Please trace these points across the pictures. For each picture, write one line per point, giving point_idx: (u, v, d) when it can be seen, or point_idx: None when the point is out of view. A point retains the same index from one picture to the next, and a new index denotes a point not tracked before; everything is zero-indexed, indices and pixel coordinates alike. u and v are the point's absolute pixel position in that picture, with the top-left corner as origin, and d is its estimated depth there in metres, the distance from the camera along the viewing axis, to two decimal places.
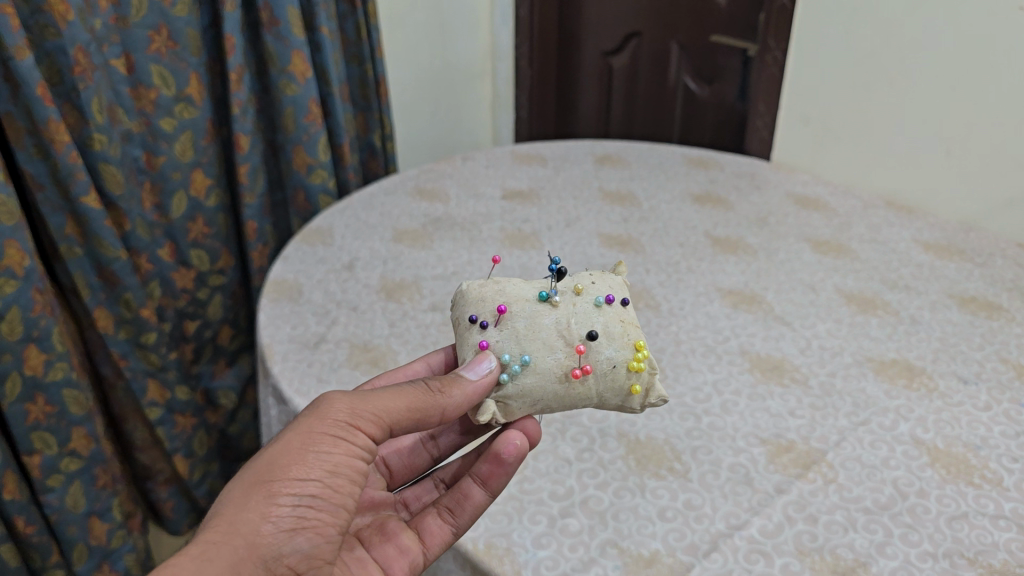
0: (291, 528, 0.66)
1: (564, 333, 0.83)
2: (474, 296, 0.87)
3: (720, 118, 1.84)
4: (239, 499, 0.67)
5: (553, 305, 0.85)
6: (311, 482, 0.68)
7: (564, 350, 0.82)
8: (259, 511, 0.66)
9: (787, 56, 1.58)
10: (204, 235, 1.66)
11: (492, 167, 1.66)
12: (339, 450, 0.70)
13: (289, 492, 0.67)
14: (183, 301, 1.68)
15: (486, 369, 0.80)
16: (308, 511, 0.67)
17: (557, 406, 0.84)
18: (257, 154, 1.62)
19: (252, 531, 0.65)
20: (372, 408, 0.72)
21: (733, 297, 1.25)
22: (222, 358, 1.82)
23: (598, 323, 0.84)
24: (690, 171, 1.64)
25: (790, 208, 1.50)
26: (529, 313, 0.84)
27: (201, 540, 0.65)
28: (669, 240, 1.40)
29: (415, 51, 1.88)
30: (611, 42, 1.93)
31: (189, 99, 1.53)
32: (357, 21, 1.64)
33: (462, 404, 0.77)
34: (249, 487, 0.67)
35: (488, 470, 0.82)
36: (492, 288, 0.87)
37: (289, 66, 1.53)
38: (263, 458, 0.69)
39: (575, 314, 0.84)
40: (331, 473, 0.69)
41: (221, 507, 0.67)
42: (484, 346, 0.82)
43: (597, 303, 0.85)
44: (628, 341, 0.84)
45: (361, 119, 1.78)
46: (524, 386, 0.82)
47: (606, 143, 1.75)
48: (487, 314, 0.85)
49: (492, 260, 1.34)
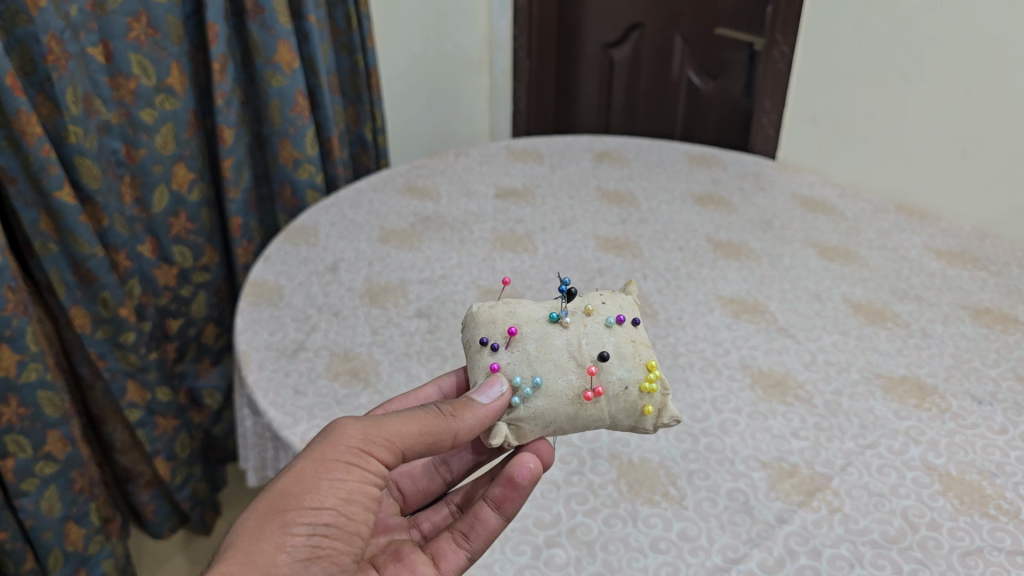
0: (306, 557, 0.62)
1: (574, 353, 0.77)
2: (484, 318, 0.80)
3: (724, 114, 1.78)
4: (253, 529, 0.62)
5: (563, 325, 0.79)
6: (325, 511, 0.63)
7: (576, 372, 0.76)
8: (273, 541, 0.61)
9: (795, 51, 1.51)
10: (187, 230, 1.60)
11: (487, 163, 1.60)
12: (352, 477, 0.65)
13: (303, 520, 0.63)
14: (165, 299, 1.62)
15: (496, 391, 0.74)
16: (324, 539, 0.63)
17: (570, 430, 0.77)
18: (242, 147, 1.56)
19: (268, 562, 0.61)
20: (386, 432, 0.67)
21: (734, 306, 1.19)
22: (207, 357, 1.77)
23: (609, 343, 0.78)
24: (692, 170, 1.57)
25: (795, 211, 1.44)
26: (539, 334, 0.78)
27: (216, 572, 0.60)
28: (668, 244, 1.34)
29: (409, 41, 1.82)
30: (612, 33, 1.86)
31: (171, 90, 1.47)
32: (347, 10, 1.57)
33: (476, 429, 0.72)
34: (263, 517, 0.63)
35: (501, 492, 0.75)
36: (502, 309, 0.81)
37: (275, 56, 1.47)
38: (277, 486, 0.64)
39: (586, 335, 0.78)
40: (345, 501, 0.64)
41: (234, 538, 0.62)
42: (495, 369, 0.76)
43: (607, 322, 0.79)
44: (639, 361, 0.77)
45: (352, 111, 1.71)
46: (536, 409, 0.75)
47: (606, 139, 1.69)
48: (497, 336, 0.79)
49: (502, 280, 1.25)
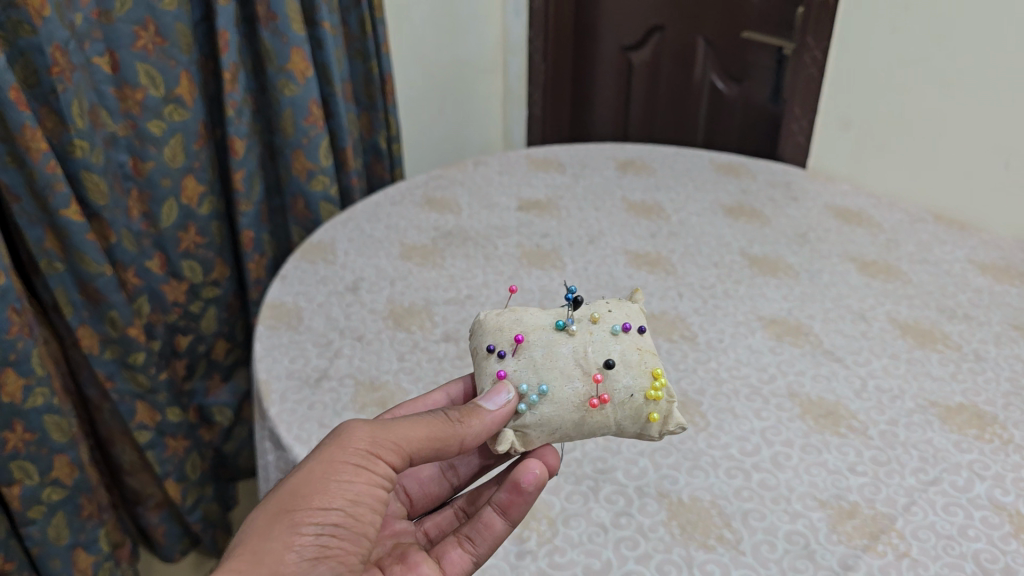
0: (314, 556, 0.60)
1: (580, 361, 0.76)
2: (492, 325, 0.79)
3: (749, 118, 1.72)
4: (262, 528, 0.61)
5: (569, 333, 0.78)
6: (334, 511, 0.62)
7: (582, 379, 0.75)
8: (282, 539, 0.60)
9: (827, 58, 1.45)
10: (196, 245, 1.54)
11: (507, 173, 1.54)
12: (360, 479, 0.64)
13: (311, 520, 0.61)
14: (174, 316, 1.56)
15: (501, 401, 0.73)
16: (332, 539, 0.61)
17: (576, 437, 0.76)
18: (253, 159, 1.50)
19: (276, 560, 0.59)
20: (393, 436, 0.67)
21: (776, 327, 1.13)
22: (217, 374, 1.71)
23: (615, 351, 0.77)
24: (720, 178, 1.52)
25: (831, 223, 1.39)
26: (546, 341, 0.77)
27: (223, 570, 0.59)
28: (702, 258, 1.28)
29: (422, 46, 1.76)
30: (632, 36, 1.81)
31: (180, 100, 1.41)
32: (362, 15, 1.52)
33: (482, 435, 0.71)
34: (271, 517, 0.62)
35: (506, 499, 0.72)
36: (509, 317, 0.80)
37: (288, 64, 1.41)
38: (286, 486, 0.63)
39: (592, 342, 0.77)
40: (353, 502, 0.63)
41: (243, 537, 0.61)
42: (502, 376, 0.75)
43: (614, 330, 0.78)
44: (645, 368, 0.76)
45: (366, 118, 1.65)
46: (542, 417, 0.74)
47: (628, 147, 1.63)
48: (505, 343, 0.78)
49: (508, 286, 1.22)
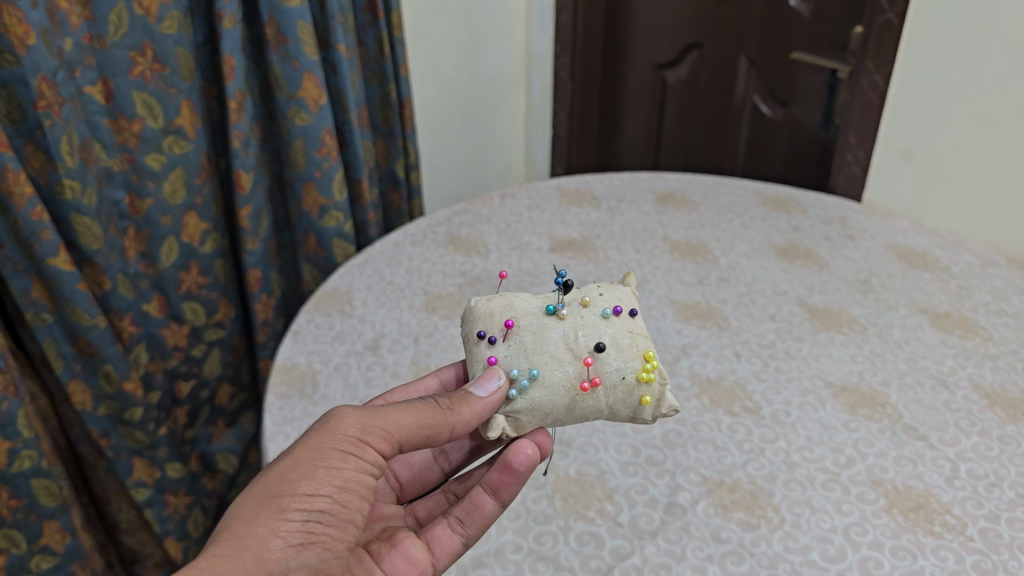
0: (299, 543, 0.62)
1: (569, 344, 0.77)
2: (481, 311, 0.81)
3: (794, 143, 1.59)
4: (248, 513, 0.63)
5: (559, 317, 0.79)
6: (320, 498, 0.64)
7: (572, 363, 0.76)
8: (267, 525, 0.62)
9: (890, 84, 1.31)
10: (199, 285, 1.42)
11: (536, 207, 1.42)
12: (348, 465, 0.66)
13: (297, 507, 0.63)
14: (174, 361, 1.44)
15: (487, 391, 0.74)
16: (318, 526, 0.63)
17: (567, 420, 0.78)
18: (261, 193, 1.38)
19: (261, 546, 0.61)
20: (382, 422, 0.69)
21: (848, 396, 1.01)
22: (221, 419, 1.60)
23: (606, 334, 0.78)
24: (768, 213, 1.39)
25: (894, 266, 1.26)
26: (536, 327, 0.78)
27: (209, 553, 0.61)
28: (758, 310, 1.16)
29: (442, 62, 1.63)
30: (666, 53, 1.68)
31: (181, 131, 1.29)
32: (379, 34, 1.40)
33: (472, 421, 0.72)
34: (258, 502, 0.64)
35: (498, 478, 0.75)
36: (499, 302, 0.81)
37: (299, 91, 1.29)
38: (274, 471, 0.65)
39: (582, 326, 0.78)
40: (340, 488, 0.65)
41: (229, 521, 0.63)
42: (492, 362, 0.77)
43: (604, 313, 0.79)
44: (634, 350, 0.77)
45: (382, 145, 1.53)
46: (532, 402, 0.75)
47: (667, 177, 1.51)
48: (495, 329, 0.79)
49: (500, 272, 1.25)
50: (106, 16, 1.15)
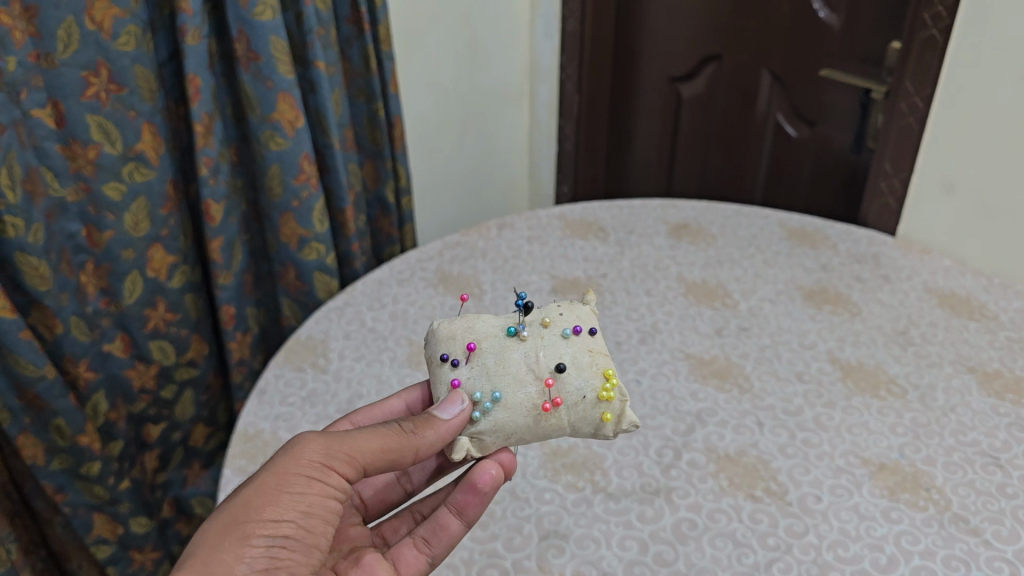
0: (264, 569, 0.59)
1: (531, 365, 0.73)
2: (443, 334, 0.76)
3: (820, 168, 1.46)
4: (212, 540, 0.59)
5: (521, 339, 0.75)
6: (285, 523, 0.61)
7: (534, 384, 0.72)
8: (231, 552, 0.58)
9: (932, 108, 1.17)
10: (167, 322, 1.30)
11: (537, 239, 1.29)
12: (313, 491, 0.63)
13: (262, 532, 0.60)
14: (141, 404, 1.32)
15: (452, 411, 0.70)
16: (282, 551, 0.60)
17: (530, 439, 0.74)
18: (233, 223, 1.26)
19: (225, 573, 0.57)
20: (347, 445, 0.65)
21: (887, 476, 0.88)
22: (196, 461, 1.49)
23: (566, 354, 0.74)
24: (793, 248, 1.26)
25: (936, 312, 1.12)
26: (497, 348, 0.74)
27: None
28: (782, 368, 1.03)
29: (439, 74, 1.50)
30: (681, 66, 1.55)
31: (143, 157, 1.16)
32: (365, 48, 1.27)
33: (436, 446, 0.68)
34: (221, 529, 0.60)
35: (463, 499, 0.71)
36: (461, 324, 0.77)
37: (273, 113, 1.17)
38: (238, 498, 0.61)
39: (543, 346, 0.74)
40: (305, 513, 0.62)
41: (192, 549, 0.59)
42: (456, 385, 0.72)
43: (564, 333, 0.75)
44: (595, 369, 0.74)
45: (370, 168, 1.40)
46: (496, 423, 0.72)
47: (682, 205, 1.37)
48: (457, 352, 0.75)
49: (461, 296, 1.17)
50: (54, 31, 1.02)
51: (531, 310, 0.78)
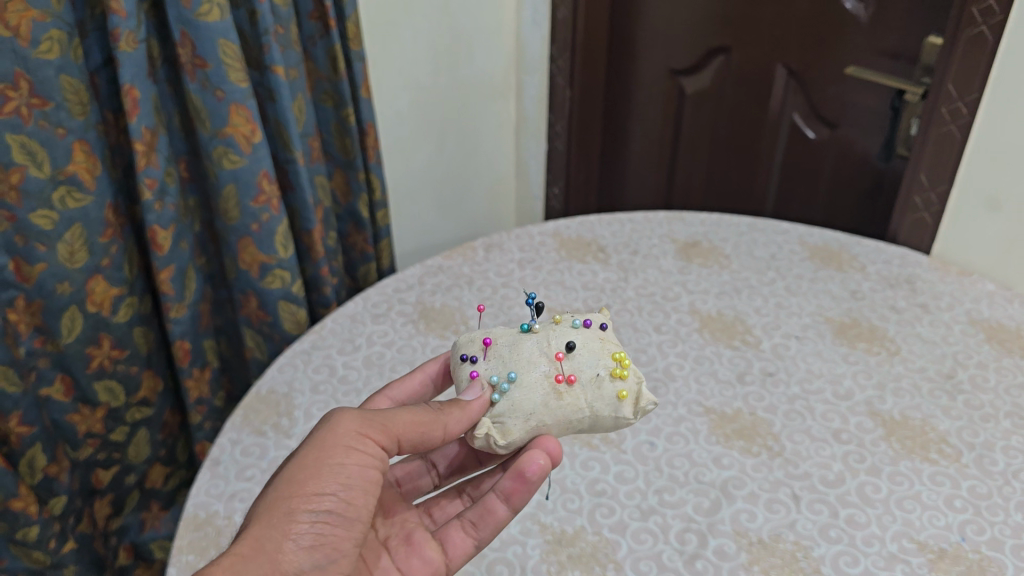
0: (311, 544, 0.58)
1: (543, 347, 0.69)
2: (462, 339, 0.72)
3: (841, 172, 1.32)
4: (259, 515, 0.59)
5: (532, 330, 0.71)
6: (326, 497, 0.59)
7: (547, 362, 0.68)
8: (279, 529, 0.58)
9: (977, 114, 1.03)
10: (114, 360, 1.15)
11: (531, 261, 1.15)
12: (352, 463, 0.61)
13: (306, 508, 0.59)
14: (88, 450, 1.18)
15: (472, 396, 0.66)
16: (326, 526, 0.59)
17: (553, 428, 0.68)
18: (186, 249, 1.11)
19: (276, 548, 0.57)
20: (380, 418, 0.63)
21: (950, 567, 0.75)
22: (155, 502, 1.34)
23: (576, 338, 0.70)
24: (818, 271, 1.12)
25: (985, 350, 0.99)
26: (511, 339, 0.70)
27: (231, 553, 0.57)
28: (816, 424, 0.90)
29: (415, 70, 1.35)
30: (685, 59, 1.40)
31: (76, 180, 1.00)
32: (332, 47, 1.11)
33: (463, 424, 0.66)
34: (266, 506, 0.59)
35: (510, 485, 0.66)
36: (478, 330, 0.73)
37: (226, 127, 1.01)
38: (282, 474, 0.60)
39: (555, 334, 0.70)
40: (345, 486, 0.60)
41: (243, 525, 0.59)
42: (474, 375, 0.68)
43: (574, 323, 0.71)
44: (608, 353, 0.69)
45: (341, 179, 1.25)
46: (514, 404, 0.66)
47: (691, 220, 1.23)
48: (474, 349, 0.70)
49: (478, 306, 1.07)
50: None
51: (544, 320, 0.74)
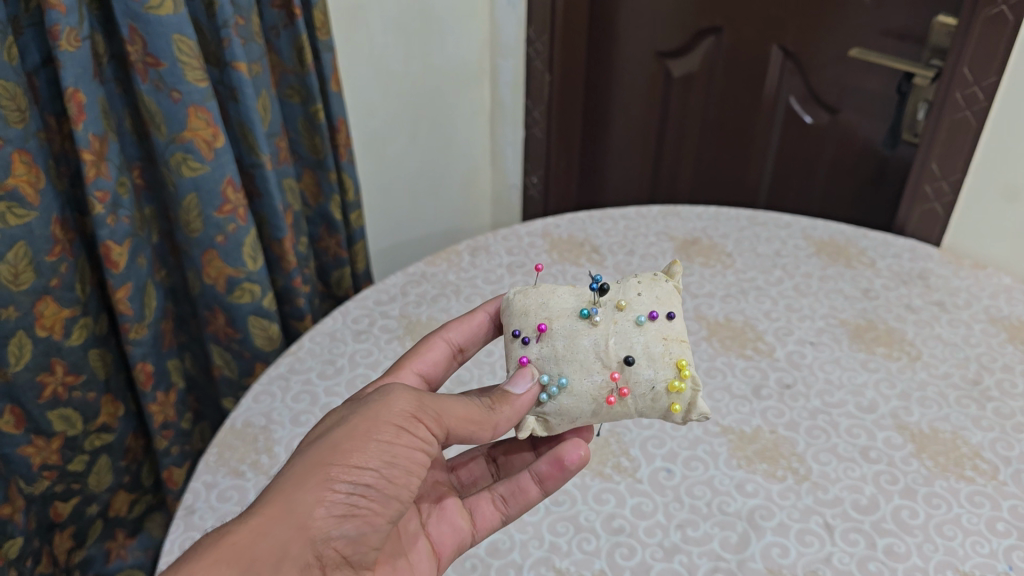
0: (343, 515, 0.53)
1: (600, 351, 0.63)
2: (517, 308, 0.67)
3: (840, 158, 1.29)
4: (295, 476, 0.54)
5: (592, 324, 0.64)
6: (368, 471, 0.54)
7: (601, 373, 0.63)
8: (313, 493, 0.53)
9: (995, 98, 0.96)
10: (69, 387, 1.04)
11: (522, 265, 1.07)
12: (401, 442, 0.56)
13: (346, 478, 0.54)
14: (44, 484, 1.08)
15: (520, 389, 0.62)
16: (363, 500, 0.54)
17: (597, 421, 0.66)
18: (143, 264, 1.01)
19: (307, 512, 0.52)
20: (435, 403, 0.59)
21: None
22: (120, 531, 1.25)
23: (638, 343, 0.63)
24: (826, 269, 1.06)
25: (1009, 351, 0.94)
26: (568, 332, 0.64)
27: (258, 511, 0.52)
28: (841, 441, 0.83)
29: (388, 57, 1.27)
30: (674, 40, 1.33)
31: (17, 195, 0.89)
32: (297, 38, 1.01)
33: (512, 422, 0.62)
34: (304, 468, 0.54)
35: (546, 469, 0.67)
36: (536, 296, 0.67)
37: (184, 132, 0.91)
38: (326, 439, 0.56)
39: (615, 333, 0.63)
40: (389, 464, 0.55)
41: (275, 483, 0.54)
42: (525, 363, 0.64)
43: (639, 320, 0.64)
44: (669, 359, 0.63)
45: (311, 179, 1.15)
46: (561, 409, 0.63)
47: (687, 216, 1.16)
48: (527, 330, 0.65)
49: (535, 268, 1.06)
50: None
51: (610, 286, 0.67)
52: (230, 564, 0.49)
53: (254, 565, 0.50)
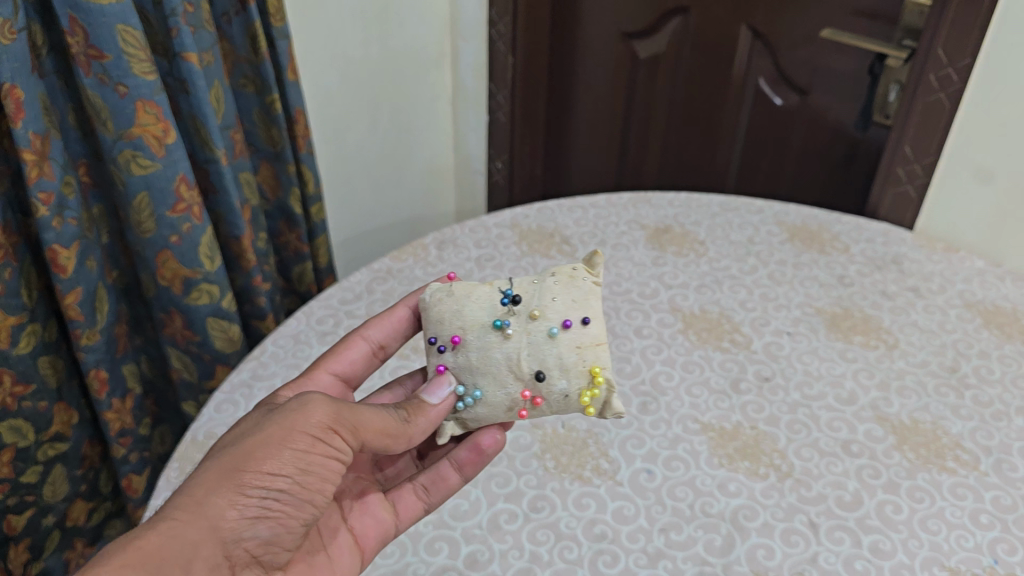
0: (255, 517, 0.52)
1: (512, 365, 0.63)
2: (433, 314, 0.66)
3: (811, 140, 1.28)
4: (205, 478, 0.52)
5: (504, 337, 0.63)
6: (281, 477, 0.53)
7: (515, 387, 0.63)
8: (226, 496, 0.51)
9: (969, 80, 0.95)
10: (18, 397, 0.99)
11: (490, 257, 1.04)
12: (317, 450, 0.55)
13: (259, 483, 0.52)
14: None
15: (434, 400, 0.62)
16: (276, 504, 0.53)
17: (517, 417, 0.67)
18: (94, 267, 0.96)
19: (218, 514, 0.51)
20: (354, 414, 0.57)
21: None
22: (79, 541, 1.20)
23: (551, 356, 0.62)
24: (801, 256, 1.04)
25: (986, 337, 0.93)
26: (482, 345, 0.64)
27: (165, 514, 0.50)
28: (823, 435, 0.82)
29: (345, 42, 1.21)
30: (639, 21, 1.30)
31: None
32: (251, 26, 0.96)
33: (426, 432, 0.62)
34: (216, 471, 0.52)
35: (466, 456, 0.69)
36: (451, 301, 0.66)
37: (133, 128, 0.87)
38: (241, 443, 0.54)
39: (527, 345, 0.63)
40: (303, 471, 0.54)
41: (185, 486, 0.52)
42: (441, 371, 0.64)
43: (551, 332, 0.63)
44: (583, 367, 0.63)
45: (269, 172, 1.11)
46: (478, 417, 0.64)
47: (657, 203, 1.13)
48: (443, 339, 0.65)
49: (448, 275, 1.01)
50: None
51: (525, 288, 0.65)
52: (137, 566, 0.46)
53: (163, 565, 0.47)
